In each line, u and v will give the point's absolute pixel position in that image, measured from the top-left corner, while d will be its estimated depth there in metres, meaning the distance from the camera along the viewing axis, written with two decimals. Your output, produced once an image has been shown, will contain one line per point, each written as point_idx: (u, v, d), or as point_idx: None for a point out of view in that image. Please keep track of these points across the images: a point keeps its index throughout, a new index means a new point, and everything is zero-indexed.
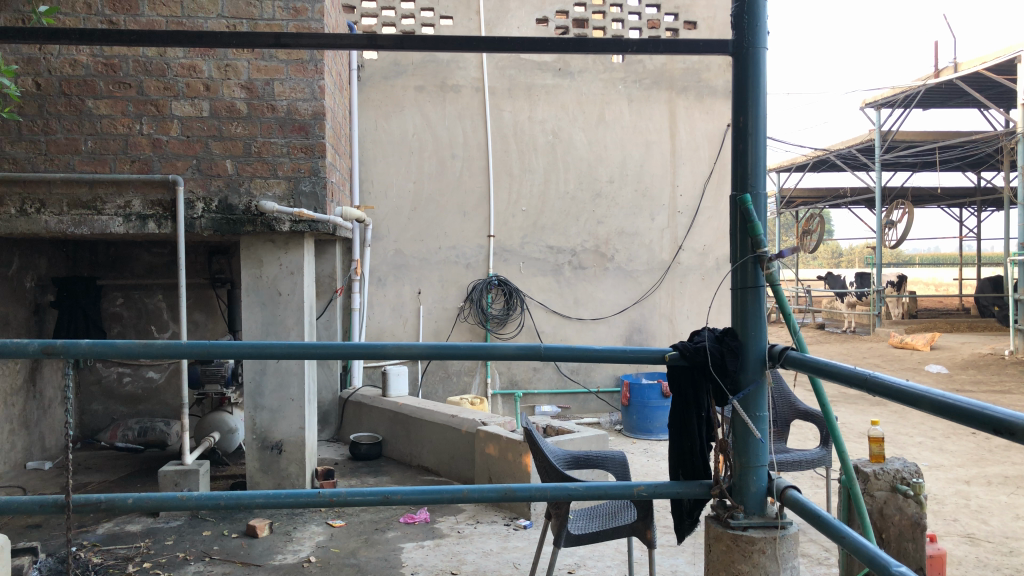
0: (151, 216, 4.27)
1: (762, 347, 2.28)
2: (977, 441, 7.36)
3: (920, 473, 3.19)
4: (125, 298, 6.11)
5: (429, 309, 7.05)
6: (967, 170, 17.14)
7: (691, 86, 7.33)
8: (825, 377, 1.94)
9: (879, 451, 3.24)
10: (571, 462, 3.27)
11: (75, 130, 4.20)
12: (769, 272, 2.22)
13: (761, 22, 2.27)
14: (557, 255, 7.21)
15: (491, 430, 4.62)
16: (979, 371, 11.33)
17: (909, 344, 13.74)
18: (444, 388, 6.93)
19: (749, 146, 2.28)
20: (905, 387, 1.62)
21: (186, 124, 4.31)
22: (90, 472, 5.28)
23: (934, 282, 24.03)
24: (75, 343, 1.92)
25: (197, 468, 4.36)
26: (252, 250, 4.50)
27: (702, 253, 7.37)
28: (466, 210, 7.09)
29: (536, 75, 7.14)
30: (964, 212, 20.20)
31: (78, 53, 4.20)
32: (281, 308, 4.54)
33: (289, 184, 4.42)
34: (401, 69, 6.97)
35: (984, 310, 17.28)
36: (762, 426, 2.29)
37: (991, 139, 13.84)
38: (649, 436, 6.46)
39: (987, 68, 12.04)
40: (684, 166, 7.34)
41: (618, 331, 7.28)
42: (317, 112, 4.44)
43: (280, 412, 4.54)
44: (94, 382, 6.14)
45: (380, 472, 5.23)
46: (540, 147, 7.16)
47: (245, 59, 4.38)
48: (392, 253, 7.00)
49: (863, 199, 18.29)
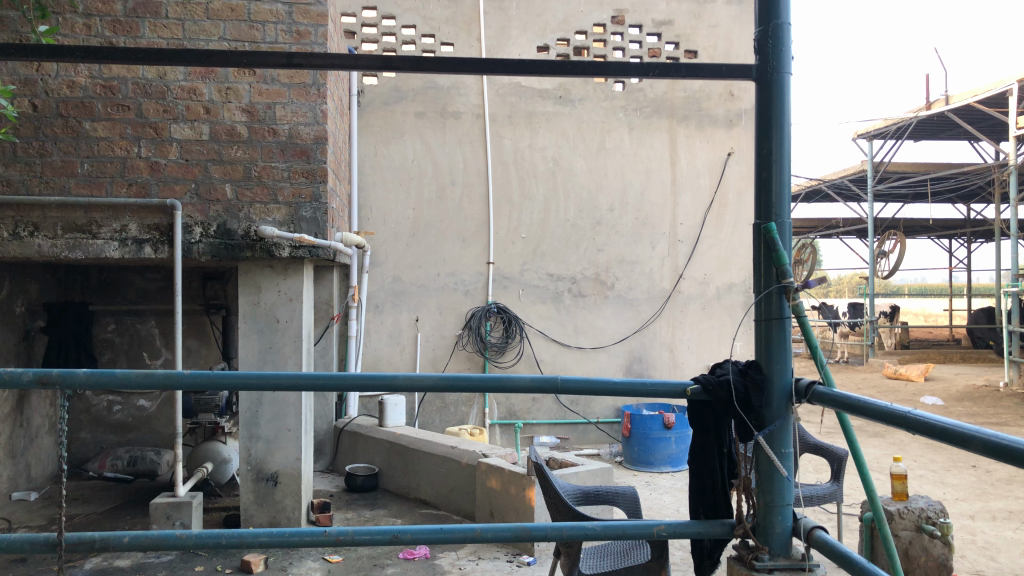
0: (148, 241, 4.17)
1: (787, 381, 2.20)
2: (979, 475, 7.28)
3: (944, 512, 3.36)
4: (117, 324, 6.01)
5: (427, 337, 6.95)
6: (958, 202, 17.24)
7: (692, 114, 7.32)
8: (857, 414, 1.86)
9: (903, 489, 3.38)
10: (580, 498, 3.16)
11: (71, 152, 4.12)
12: (795, 303, 2.15)
13: (786, 47, 2.22)
14: (557, 283, 7.14)
15: (493, 462, 4.51)
16: (975, 403, 11.27)
17: (903, 376, 13.70)
18: (441, 418, 6.83)
19: (774, 173, 2.21)
20: (955, 427, 1.59)
21: (185, 147, 4.23)
22: (78, 503, 5.14)
23: (923, 312, 24.10)
24: (72, 372, 1.82)
25: (190, 500, 4.22)
26: (250, 276, 4.40)
27: (703, 281, 7.32)
28: (465, 237, 7.02)
29: (536, 102, 7.12)
30: (954, 244, 20.29)
31: (78, 73, 4.13)
32: (279, 336, 4.44)
33: (289, 209, 4.34)
34: (401, 95, 6.93)
35: (977, 340, 17.28)
36: (788, 464, 2.20)
37: (983, 172, 13.93)
38: (650, 468, 6.36)
39: (978, 101, 12.13)
40: (684, 195, 7.30)
41: (618, 361, 7.19)
42: (319, 136, 4.37)
43: (276, 442, 4.41)
44: (82, 411, 5.97)
45: (377, 505, 5.10)
46: (540, 175, 7.12)
47: (246, 82, 4.32)
48: (390, 280, 6.91)
49: (854, 229, 18.34)
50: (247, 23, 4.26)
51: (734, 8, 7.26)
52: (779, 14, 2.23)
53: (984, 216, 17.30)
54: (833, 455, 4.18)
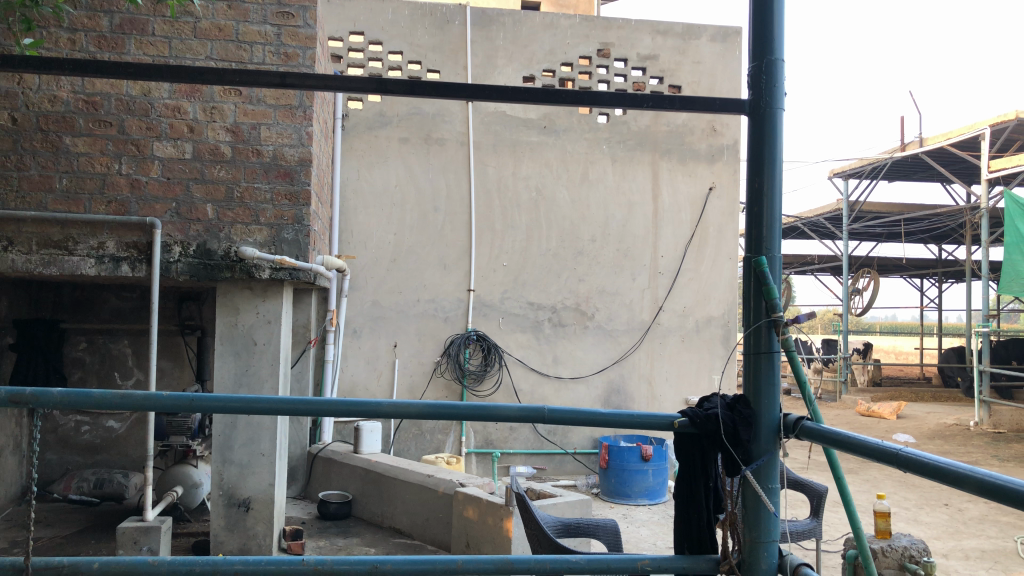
0: (125, 259, 4.09)
1: (774, 416, 2.19)
2: (953, 514, 7.30)
3: (927, 551, 3.36)
4: (89, 343, 5.90)
5: (405, 363, 6.89)
6: (930, 242, 17.52)
7: (675, 148, 7.38)
8: (846, 450, 1.85)
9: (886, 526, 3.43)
10: (561, 530, 3.11)
11: (50, 167, 4.06)
12: (784, 337, 2.15)
13: (779, 83, 2.25)
14: (537, 312, 7.13)
15: (470, 491, 4.45)
16: (946, 442, 11.34)
17: (876, 413, 13.79)
18: (417, 445, 6.75)
19: (765, 207, 2.22)
20: (946, 465, 1.58)
21: (167, 165, 4.19)
22: (41, 526, 4.99)
23: (894, 350, 24.35)
24: (45, 391, 1.77)
25: (158, 525, 4.11)
26: (228, 298, 4.35)
27: (682, 314, 7.33)
28: (445, 263, 6.99)
29: (521, 131, 7.15)
30: (925, 283, 20.56)
31: (59, 88, 4.07)
32: (256, 358, 4.37)
33: (271, 231, 4.30)
34: (386, 120, 6.92)
35: (948, 379, 17.46)
36: (774, 499, 2.18)
37: (955, 213, 14.18)
38: (627, 500, 6.32)
39: (951, 144, 12.37)
40: (665, 228, 7.34)
41: (597, 392, 7.16)
42: (304, 159, 4.35)
43: (249, 468, 4.32)
44: (50, 431, 5.84)
45: (351, 533, 5.00)
46: (523, 204, 7.13)
47: (232, 102, 4.29)
48: (369, 305, 6.86)
49: (829, 266, 18.54)
50: (235, 44, 4.24)
51: (718, 45, 7.35)
52: (773, 50, 2.25)
53: (955, 257, 17.55)
54: (813, 490, 4.15)
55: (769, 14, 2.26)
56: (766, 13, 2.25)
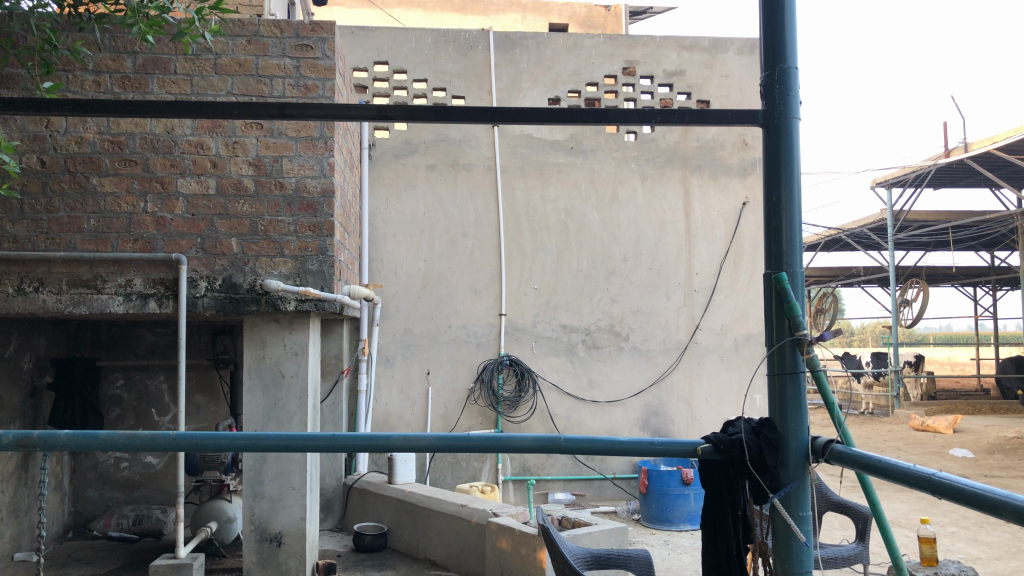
0: (152, 296, 4.13)
1: (803, 440, 2.08)
2: (1015, 532, 6.97)
3: None
4: (126, 379, 5.96)
5: (438, 391, 6.84)
6: (980, 249, 17.02)
7: (706, 164, 7.27)
8: (878, 475, 1.74)
9: (932, 553, 3.74)
10: (590, 562, 3.02)
11: (78, 208, 4.11)
12: (809, 356, 2.04)
13: (794, 91, 2.16)
14: (570, 334, 7.03)
15: (503, 521, 4.36)
16: (1007, 456, 10.87)
17: (931, 427, 13.34)
18: (453, 474, 6.67)
19: (784, 221, 2.13)
20: (985, 492, 1.47)
21: (191, 201, 4.21)
22: (80, 565, 5.00)
23: (949, 362, 23.63)
24: (55, 435, 1.99)
25: (190, 562, 4.09)
26: (255, 331, 4.35)
27: (720, 332, 7.18)
28: (476, 289, 6.95)
29: (548, 153, 7.10)
30: (978, 291, 19.93)
31: (86, 130, 4.14)
32: (284, 392, 4.35)
33: (296, 262, 4.29)
34: (412, 148, 6.94)
35: (1006, 391, 16.86)
36: (807, 528, 2.07)
37: (1005, 219, 13.76)
38: (669, 526, 6.16)
39: (998, 148, 12.02)
40: (699, 245, 7.22)
41: (635, 415, 7.02)
42: (326, 189, 4.35)
43: (281, 501, 4.30)
44: (90, 468, 5.92)
45: (386, 566, 4.93)
46: (553, 226, 7.07)
47: (253, 136, 4.32)
48: (401, 333, 6.84)
49: (876, 278, 18.10)
50: (255, 78, 4.26)
51: (746, 58, 7.24)
52: (786, 58, 2.16)
53: (1008, 264, 17.02)
54: (858, 513, 3.98)
55: (781, 21, 2.17)
56: (778, 21, 2.17)
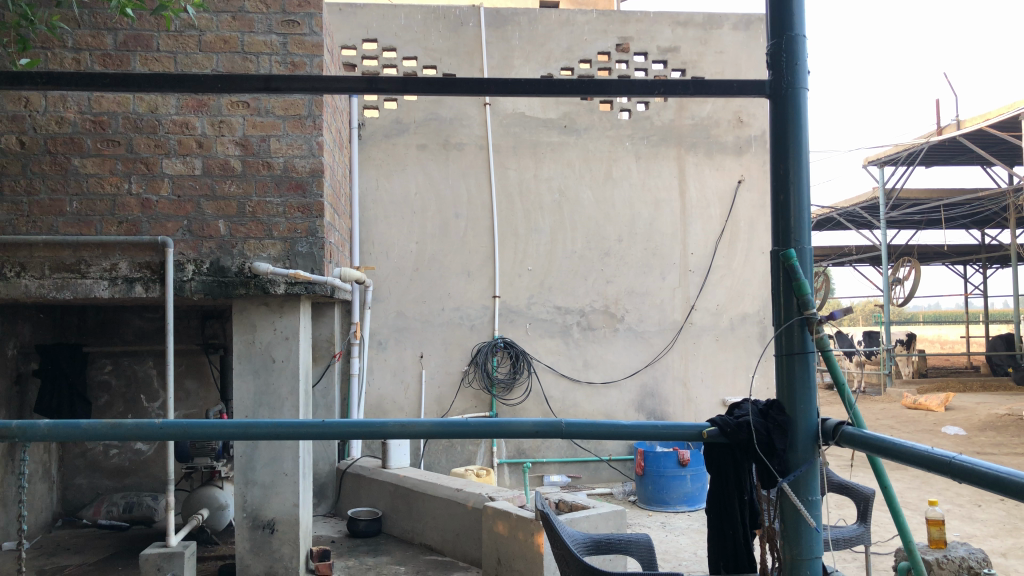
0: (138, 279, 4.02)
1: (813, 422, 2.01)
2: (1009, 510, 6.97)
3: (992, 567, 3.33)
4: (114, 365, 5.86)
5: (432, 374, 6.77)
6: (972, 228, 17.01)
7: (701, 142, 7.17)
8: (891, 458, 1.67)
9: (941, 535, 3.73)
10: (591, 547, 2.95)
11: (60, 190, 4.00)
12: (818, 336, 1.96)
13: (802, 61, 2.07)
14: (565, 316, 6.96)
15: (500, 506, 4.30)
16: (998, 433, 10.90)
17: (923, 405, 13.38)
18: (447, 458, 6.62)
19: (792, 196, 2.05)
20: (1009, 476, 1.39)
21: (177, 182, 4.10)
22: (69, 554, 4.92)
23: (939, 340, 23.72)
24: (34, 424, 1.89)
25: (181, 551, 4.01)
26: (244, 315, 4.25)
27: (716, 312, 7.11)
28: (470, 271, 6.86)
29: (541, 132, 7.00)
30: (969, 268, 19.94)
31: (66, 109, 4.02)
32: (274, 376, 4.27)
33: (285, 245, 4.20)
34: (403, 128, 6.83)
35: (997, 369, 16.90)
36: (816, 513, 2.00)
37: (997, 196, 13.74)
38: (665, 508, 6.14)
39: (990, 125, 11.95)
40: (694, 225, 7.14)
41: (630, 396, 6.97)
42: (315, 169, 4.24)
43: (273, 488, 4.23)
44: (78, 456, 5.84)
45: (380, 551, 4.88)
46: (547, 206, 6.98)
47: (240, 115, 4.20)
48: (394, 316, 6.75)
49: (868, 257, 18.09)
50: (241, 55, 4.15)
51: (742, 34, 7.13)
52: (793, 26, 2.08)
53: (999, 242, 17.02)
54: (858, 494, 3.92)
55: None
56: None
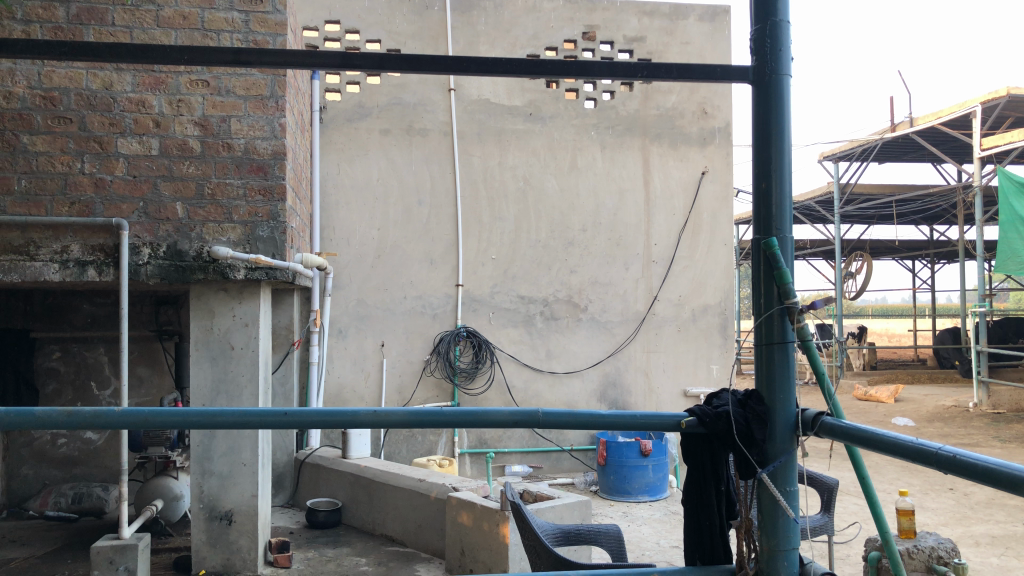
0: (91, 263, 3.87)
1: (791, 413, 1.98)
2: (959, 499, 7.14)
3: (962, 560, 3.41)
4: (62, 352, 5.67)
5: (393, 363, 6.69)
6: (922, 224, 17.39)
7: (666, 133, 7.17)
8: (872, 447, 1.62)
9: (910, 526, 3.78)
10: (560, 538, 2.92)
11: (7, 167, 3.83)
12: (798, 326, 1.93)
13: (786, 47, 2.04)
14: (528, 305, 6.93)
15: (464, 496, 4.25)
16: (945, 424, 11.16)
17: (874, 397, 13.67)
18: (408, 448, 6.56)
19: (774, 185, 2.02)
20: (1001, 468, 1.34)
21: (133, 162, 3.96)
22: (15, 547, 4.75)
23: (888, 333, 24.24)
24: None
25: (135, 544, 3.90)
26: (202, 301, 4.13)
27: (678, 303, 7.13)
28: (432, 259, 6.79)
29: (506, 119, 6.94)
30: (918, 264, 20.40)
31: (15, 84, 3.84)
32: (233, 364, 4.15)
33: (245, 229, 4.08)
34: (365, 112, 6.70)
35: (944, 361, 17.32)
36: (794, 503, 1.98)
37: (947, 193, 14.05)
38: (626, 497, 6.16)
39: (942, 123, 12.15)
40: (658, 215, 7.14)
41: (592, 386, 6.97)
42: (277, 152, 4.13)
43: (231, 478, 4.12)
44: (24, 445, 5.65)
45: (341, 543, 4.80)
46: (511, 194, 6.93)
47: (199, 94, 4.06)
48: (354, 303, 6.65)
49: (822, 251, 18.39)
50: (201, 32, 4.01)
51: (707, 25, 7.14)
52: (777, 11, 2.05)
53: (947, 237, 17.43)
54: (824, 484, 3.93)
55: None
56: None
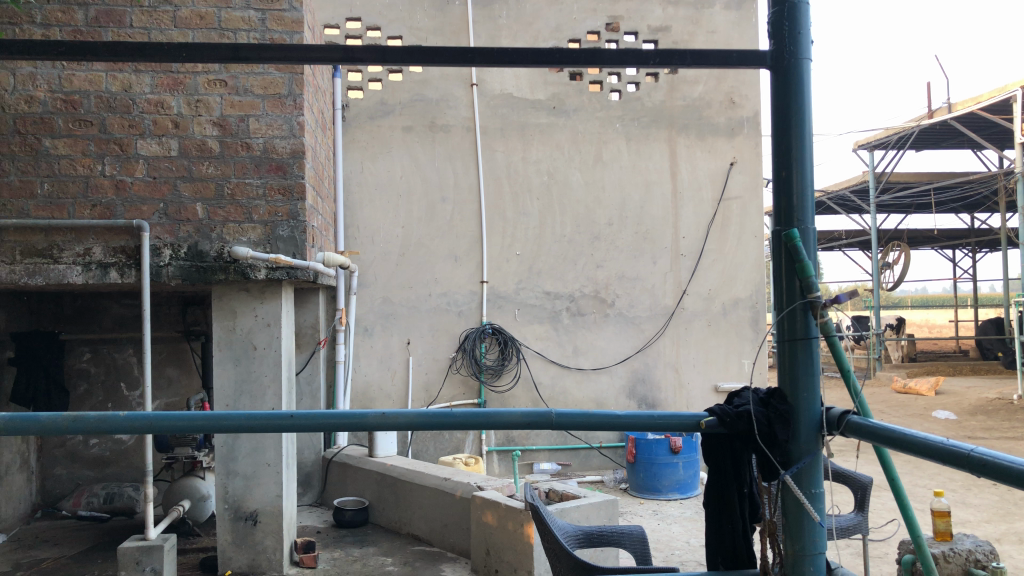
0: (113, 265, 3.87)
1: (816, 411, 1.89)
2: (1002, 494, 6.92)
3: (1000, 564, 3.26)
4: (93, 353, 5.72)
5: (419, 361, 6.67)
6: (961, 212, 16.98)
7: (692, 123, 7.05)
8: (899, 448, 1.53)
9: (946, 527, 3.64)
10: (583, 540, 2.84)
11: (29, 171, 3.85)
12: (822, 321, 1.84)
13: (805, 29, 1.95)
14: (554, 301, 6.86)
15: (489, 495, 4.19)
16: (988, 417, 10.87)
17: (914, 390, 13.38)
18: (435, 446, 6.55)
19: (795, 173, 1.93)
20: None
21: (152, 164, 3.96)
22: (47, 547, 4.80)
23: (928, 325, 23.73)
24: None
25: (161, 544, 3.90)
26: (224, 301, 4.12)
27: (707, 297, 7.01)
28: (457, 255, 6.74)
29: (529, 114, 6.87)
30: (958, 253, 19.94)
31: (36, 88, 3.86)
32: (256, 363, 4.14)
33: (265, 228, 4.06)
34: (388, 109, 6.68)
35: (986, 352, 16.91)
36: (820, 506, 1.88)
37: (987, 180, 13.69)
38: (656, 495, 6.07)
39: (981, 108, 11.84)
40: (685, 208, 7.02)
41: (620, 382, 6.88)
42: (296, 150, 4.11)
43: (255, 479, 4.11)
44: (57, 446, 5.71)
45: (367, 542, 4.78)
46: (535, 189, 6.86)
47: (217, 94, 4.05)
48: (380, 301, 6.64)
49: (858, 241, 18.05)
50: (218, 31, 4.00)
51: (733, 13, 7.00)
52: None
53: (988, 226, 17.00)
54: (857, 481, 3.80)
55: None
56: None
